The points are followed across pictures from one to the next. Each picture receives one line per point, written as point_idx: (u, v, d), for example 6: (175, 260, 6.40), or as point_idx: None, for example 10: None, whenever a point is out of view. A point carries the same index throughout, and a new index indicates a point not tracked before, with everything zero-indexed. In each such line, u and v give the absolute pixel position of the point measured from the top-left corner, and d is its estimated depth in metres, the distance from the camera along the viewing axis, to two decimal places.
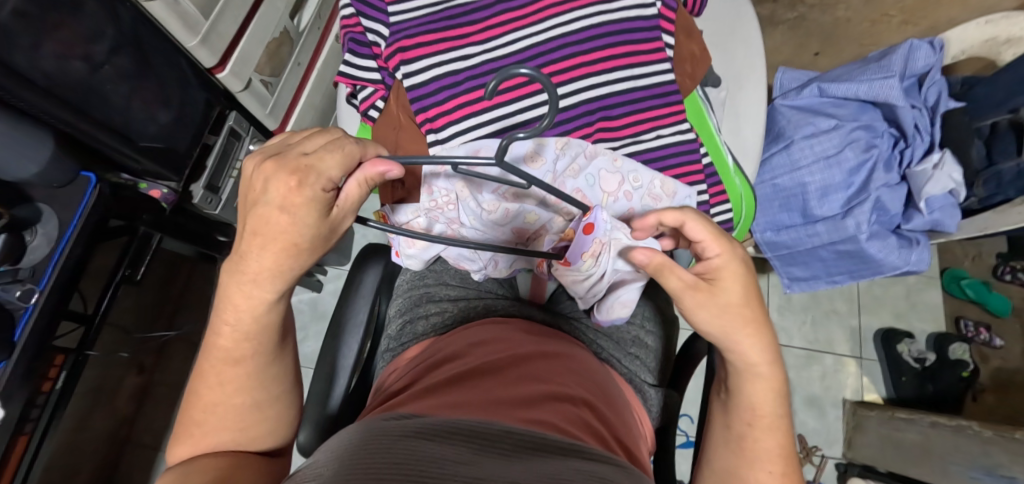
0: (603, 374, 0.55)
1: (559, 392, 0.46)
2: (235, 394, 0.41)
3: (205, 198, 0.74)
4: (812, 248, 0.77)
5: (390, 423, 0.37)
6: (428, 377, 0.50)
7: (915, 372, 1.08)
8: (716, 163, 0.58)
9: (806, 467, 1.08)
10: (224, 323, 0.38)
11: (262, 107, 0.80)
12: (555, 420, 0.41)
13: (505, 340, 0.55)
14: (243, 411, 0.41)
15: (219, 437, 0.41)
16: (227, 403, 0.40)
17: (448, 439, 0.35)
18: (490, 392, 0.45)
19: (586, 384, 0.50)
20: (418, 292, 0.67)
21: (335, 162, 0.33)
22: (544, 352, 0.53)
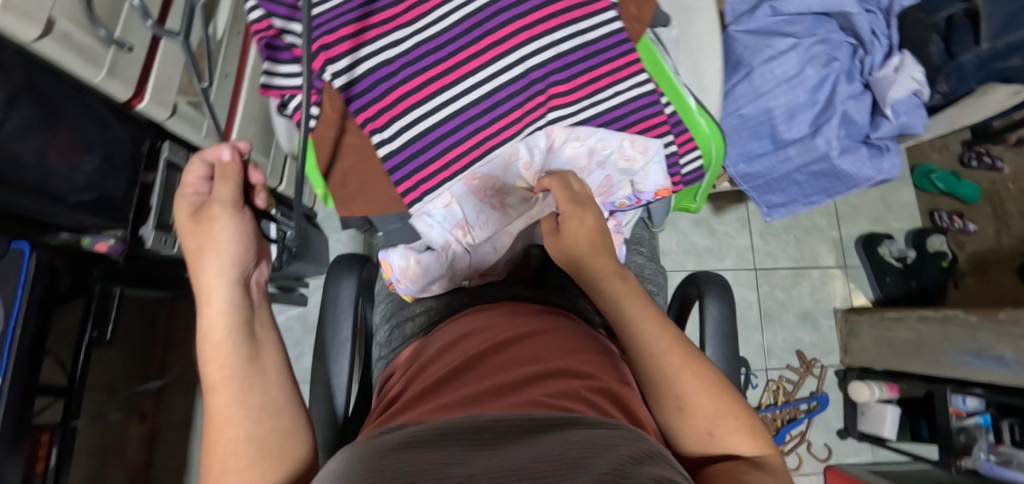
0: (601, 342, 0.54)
1: (553, 368, 0.45)
2: (227, 427, 0.39)
3: (159, 239, 0.69)
4: (787, 173, 0.76)
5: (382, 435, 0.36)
6: (423, 377, 0.48)
7: (898, 271, 1.12)
8: (678, 109, 0.56)
9: (808, 380, 1.13)
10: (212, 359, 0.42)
11: (196, 130, 0.76)
12: (549, 397, 0.40)
13: (492, 327, 0.54)
14: (239, 445, 0.39)
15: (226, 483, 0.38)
16: (224, 438, 0.39)
17: (444, 436, 0.33)
18: (485, 383, 0.43)
19: (583, 354, 0.48)
20: (400, 294, 0.65)
21: (196, 172, 0.47)
22: (533, 331, 0.51)
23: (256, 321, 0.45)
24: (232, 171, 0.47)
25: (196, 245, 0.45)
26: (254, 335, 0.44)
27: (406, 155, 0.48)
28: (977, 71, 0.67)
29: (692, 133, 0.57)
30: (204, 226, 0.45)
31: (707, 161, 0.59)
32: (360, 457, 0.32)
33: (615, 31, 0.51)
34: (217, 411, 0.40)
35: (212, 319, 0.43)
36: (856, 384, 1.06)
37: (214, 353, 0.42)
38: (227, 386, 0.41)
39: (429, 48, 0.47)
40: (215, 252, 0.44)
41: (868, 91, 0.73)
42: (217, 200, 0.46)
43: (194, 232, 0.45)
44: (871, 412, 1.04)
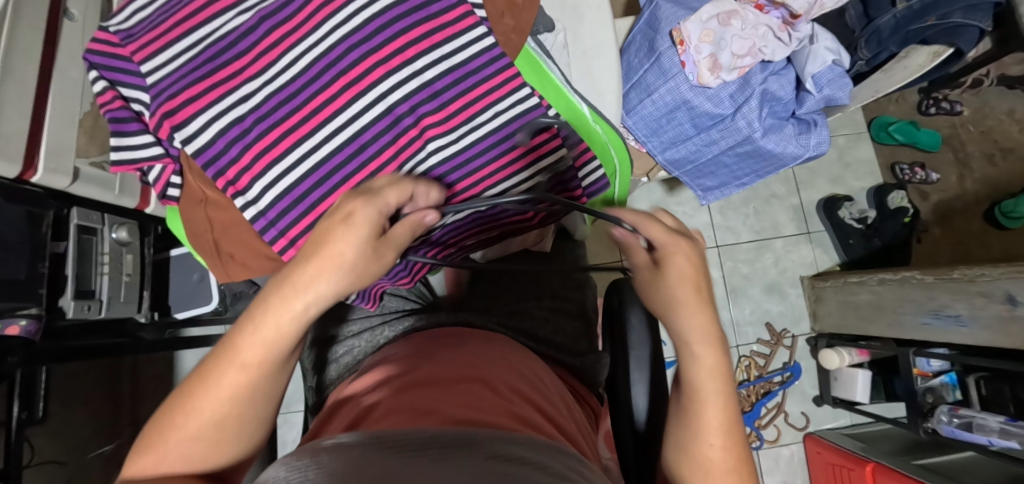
0: (530, 360, 0.52)
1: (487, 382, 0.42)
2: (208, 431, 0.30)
3: (81, 306, 0.69)
4: (714, 156, 0.74)
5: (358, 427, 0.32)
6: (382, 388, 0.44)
7: (860, 232, 1.10)
8: (570, 119, 0.53)
9: (780, 352, 1.12)
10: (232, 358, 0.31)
11: (108, 190, 0.73)
12: (494, 408, 0.37)
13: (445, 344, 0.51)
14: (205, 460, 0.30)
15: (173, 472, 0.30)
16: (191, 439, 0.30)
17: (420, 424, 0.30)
18: (455, 394, 0.40)
19: (540, 387, 0.46)
20: (322, 336, 0.62)
21: (393, 195, 0.34)
22: (496, 357, 0.49)
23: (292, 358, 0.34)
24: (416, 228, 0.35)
25: (328, 227, 0.31)
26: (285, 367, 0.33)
27: (275, 213, 0.45)
28: (894, 34, 0.64)
29: (590, 143, 0.55)
30: (355, 230, 0.31)
31: (608, 168, 0.58)
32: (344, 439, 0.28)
33: (483, 50, 0.47)
34: (187, 412, 0.31)
35: (266, 331, 0.31)
36: (825, 352, 1.04)
37: (246, 352, 0.31)
38: (218, 405, 0.31)
39: (282, 97, 0.44)
40: (325, 277, 0.31)
41: (790, 66, 0.70)
42: (386, 237, 0.33)
43: (356, 219, 0.32)
44: (843, 377, 1.03)
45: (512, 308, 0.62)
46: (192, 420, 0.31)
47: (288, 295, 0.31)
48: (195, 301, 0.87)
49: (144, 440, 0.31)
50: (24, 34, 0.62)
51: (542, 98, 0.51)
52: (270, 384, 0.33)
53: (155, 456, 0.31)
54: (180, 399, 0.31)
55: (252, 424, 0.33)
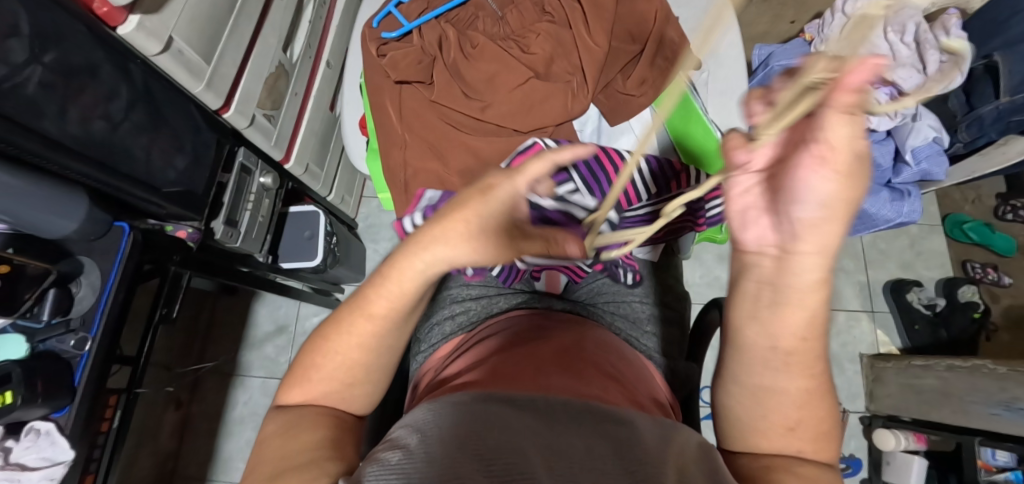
0: (625, 349, 0.60)
1: (587, 369, 0.51)
2: (355, 350, 0.43)
3: (227, 232, 0.78)
4: None
5: (463, 400, 0.42)
6: (468, 361, 0.55)
7: (927, 319, 1.11)
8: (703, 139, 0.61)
9: None
10: (378, 296, 0.42)
11: (268, 139, 0.83)
12: (597, 392, 0.47)
13: (539, 328, 0.60)
14: (351, 367, 0.44)
15: (323, 387, 0.44)
16: (345, 357, 0.43)
17: (514, 415, 0.39)
18: (549, 373, 0.49)
19: (616, 370, 0.54)
20: (442, 296, 0.71)
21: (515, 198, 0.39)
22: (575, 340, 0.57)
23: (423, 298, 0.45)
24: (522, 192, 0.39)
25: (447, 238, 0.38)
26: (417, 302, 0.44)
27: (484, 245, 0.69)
28: (995, 123, 0.70)
29: (716, 164, 0.61)
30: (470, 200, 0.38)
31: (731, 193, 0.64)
32: (451, 424, 0.37)
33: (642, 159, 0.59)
34: (340, 356, 0.43)
35: (381, 294, 0.42)
36: (880, 431, 1.04)
37: (373, 304, 0.42)
38: (348, 348, 0.43)
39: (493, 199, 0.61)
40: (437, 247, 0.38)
41: (889, 138, 0.77)
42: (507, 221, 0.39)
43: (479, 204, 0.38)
44: (896, 462, 1.02)
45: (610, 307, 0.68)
46: (335, 355, 0.43)
47: (394, 277, 0.41)
48: (303, 254, 0.96)
49: (293, 378, 0.45)
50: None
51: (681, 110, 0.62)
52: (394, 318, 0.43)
53: (313, 386, 0.44)
54: (321, 339, 0.44)
55: (377, 360, 0.45)
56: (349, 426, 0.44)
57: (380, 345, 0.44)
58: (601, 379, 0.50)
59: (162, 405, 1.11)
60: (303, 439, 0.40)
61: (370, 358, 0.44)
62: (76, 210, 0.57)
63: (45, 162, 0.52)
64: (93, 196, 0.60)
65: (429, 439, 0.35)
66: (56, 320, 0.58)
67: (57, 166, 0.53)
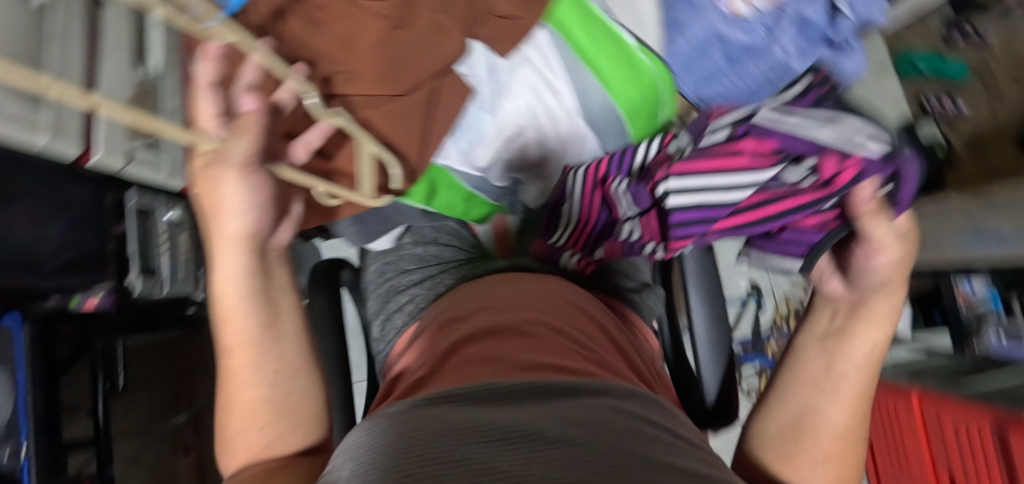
0: (578, 292, 0.56)
1: (533, 331, 0.47)
2: (245, 388, 0.44)
3: (148, 284, 0.72)
4: (748, 89, 0.73)
5: (405, 406, 0.38)
6: (419, 347, 0.52)
7: None
8: (612, 52, 0.51)
9: (817, 293, 1.12)
10: (229, 332, 0.44)
11: (157, 172, 0.74)
12: (550, 360, 0.43)
13: (496, 292, 0.55)
14: (256, 407, 0.44)
15: (251, 439, 0.43)
16: (241, 399, 0.44)
17: (461, 410, 0.36)
18: (499, 348, 0.45)
19: (551, 306, 0.51)
20: (384, 287, 0.64)
21: (245, 142, 0.38)
22: (516, 285, 0.55)
23: (274, 287, 0.46)
24: (252, 123, 0.38)
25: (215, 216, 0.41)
26: (272, 302, 0.46)
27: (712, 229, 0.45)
28: None
29: (634, 72, 0.52)
30: (232, 150, 0.37)
31: (656, 99, 0.55)
32: (398, 436, 0.34)
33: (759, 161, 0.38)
34: (244, 395, 0.44)
35: (231, 331, 0.44)
36: None
37: (225, 341, 0.45)
38: (246, 397, 0.44)
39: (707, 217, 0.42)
40: (234, 256, 0.42)
41: None
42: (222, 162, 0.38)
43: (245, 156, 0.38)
44: None
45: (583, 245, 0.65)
46: (236, 408, 0.44)
47: (226, 309, 0.44)
48: None
49: (224, 449, 0.45)
50: None
51: (580, 22, 0.50)
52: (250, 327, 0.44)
53: (253, 429, 0.44)
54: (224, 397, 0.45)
55: (286, 398, 0.45)
56: (297, 465, 0.42)
57: (274, 371, 0.45)
58: (556, 342, 0.46)
59: (168, 456, 1.10)
60: None
61: (264, 390, 0.44)
62: None
63: None
64: None
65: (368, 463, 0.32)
66: None
67: None
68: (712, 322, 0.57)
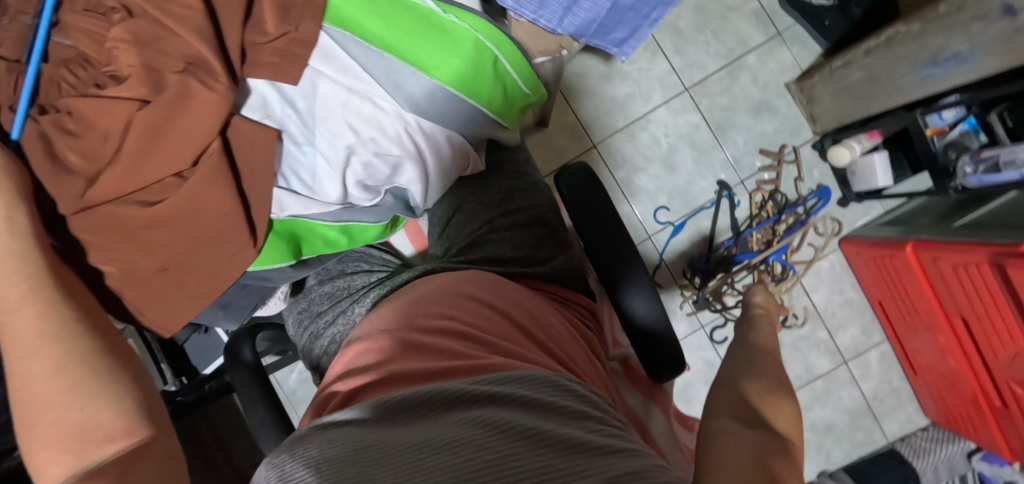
0: (522, 294, 0.50)
1: (476, 337, 0.42)
2: (61, 383, 0.34)
3: None
4: (613, 5, 0.66)
5: (310, 434, 0.32)
6: (356, 358, 0.43)
7: (834, 8, 0.97)
8: (413, 29, 0.45)
9: (787, 169, 1.05)
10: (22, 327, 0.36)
11: None
12: (480, 364, 0.37)
13: (435, 294, 0.49)
14: (73, 396, 0.33)
15: (60, 434, 0.32)
16: (53, 402, 0.33)
17: (375, 427, 0.31)
18: (424, 361, 0.39)
19: (491, 312, 0.46)
20: (305, 335, 0.60)
21: None
22: (458, 291, 0.49)
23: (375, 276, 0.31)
24: None
25: None
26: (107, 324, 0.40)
27: None
28: None
29: (454, 42, 0.46)
30: None
31: (498, 59, 0.50)
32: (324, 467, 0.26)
33: None
34: (28, 398, 0.33)
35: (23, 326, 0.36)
36: (833, 149, 0.95)
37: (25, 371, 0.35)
38: (54, 394, 0.33)
39: None
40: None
41: None
42: None
43: None
44: (860, 170, 0.96)
45: (488, 228, 0.59)
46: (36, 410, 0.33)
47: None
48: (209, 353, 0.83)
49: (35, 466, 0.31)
50: None
51: (369, 12, 0.44)
52: (63, 312, 0.37)
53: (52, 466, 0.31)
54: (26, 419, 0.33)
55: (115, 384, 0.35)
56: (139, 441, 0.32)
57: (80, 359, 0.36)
58: (487, 349, 0.40)
59: None
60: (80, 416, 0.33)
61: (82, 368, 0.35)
62: None
63: None
64: None
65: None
66: None
67: None
68: (631, 279, 0.51)
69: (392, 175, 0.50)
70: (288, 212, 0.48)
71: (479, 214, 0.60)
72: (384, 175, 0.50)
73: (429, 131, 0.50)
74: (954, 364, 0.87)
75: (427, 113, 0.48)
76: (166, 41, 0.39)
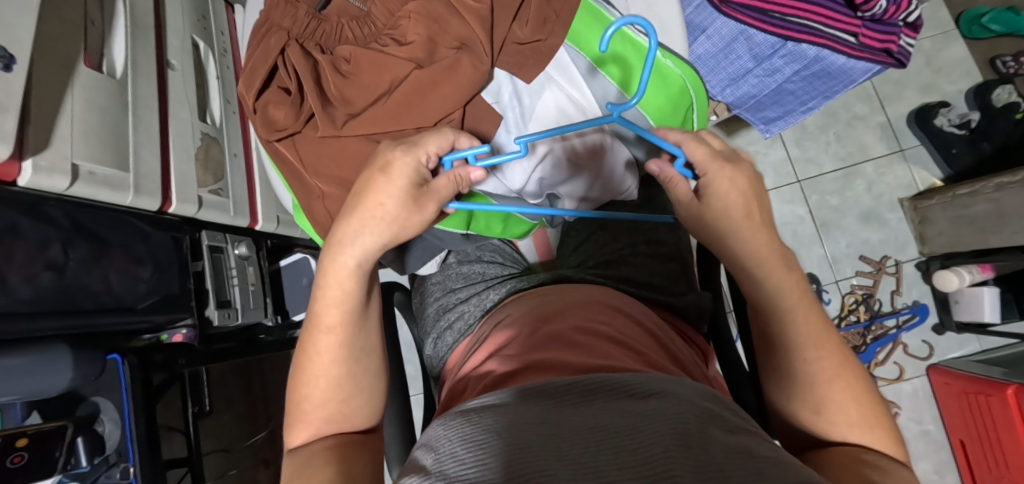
0: (657, 320, 0.53)
1: (627, 344, 0.44)
2: (332, 378, 0.39)
3: (224, 315, 0.78)
4: (777, 86, 0.73)
5: (490, 402, 0.36)
6: (512, 344, 0.47)
7: (965, 139, 1.00)
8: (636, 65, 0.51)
9: (886, 280, 1.05)
10: (329, 303, 0.39)
11: (226, 213, 0.77)
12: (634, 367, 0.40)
13: (582, 301, 0.52)
14: (339, 388, 0.40)
15: (321, 413, 0.39)
16: (326, 377, 0.39)
17: (550, 403, 0.34)
18: (579, 355, 0.42)
19: (633, 329, 0.49)
20: (434, 306, 0.65)
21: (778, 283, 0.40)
22: (604, 304, 0.52)
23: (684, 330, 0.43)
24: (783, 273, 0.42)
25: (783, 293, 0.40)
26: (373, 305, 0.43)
27: None
28: None
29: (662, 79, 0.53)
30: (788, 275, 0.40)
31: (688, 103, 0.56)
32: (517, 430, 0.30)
33: None
34: (310, 366, 0.39)
35: (330, 291, 0.39)
36: (940, 273, 0.96)
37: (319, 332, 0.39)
38: (327, 381, 0.39)
39: None
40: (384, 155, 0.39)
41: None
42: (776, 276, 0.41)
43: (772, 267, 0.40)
44: (965, 299, 0.95)
45: (627, 252, 0.63)
46: (312, 386, 0.39)
47: (368, 212, 0.39)
48: None
49: (292, 421, 0.40)
50: (144, 84, 0.66)
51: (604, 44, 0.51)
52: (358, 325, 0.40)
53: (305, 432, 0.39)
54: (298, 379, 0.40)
55: (364, 383, 0.41)
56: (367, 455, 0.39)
57: (359, 350, 0.41)
58: (637, 357, 0.43)
59: None
60: (340, 407, 0.40)
61: (348, 370, 0.40)
62: (66, 364, 0.58)
63: (18, 334, 0.52)
64: (77, 341, 0.61)
65: (464, 459, 0.29)
66: (95, 461, 0.64)
67: (16, 332, 0.52)
68: None
69: (563, 180, 0.56)
70: (482, 187, 0.55)
71: (620, 239, 0.65)
72: (559, 177, 0.56)
73: (608, 149, 0.56)
74: None
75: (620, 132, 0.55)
76: (448, 23, 0.48)
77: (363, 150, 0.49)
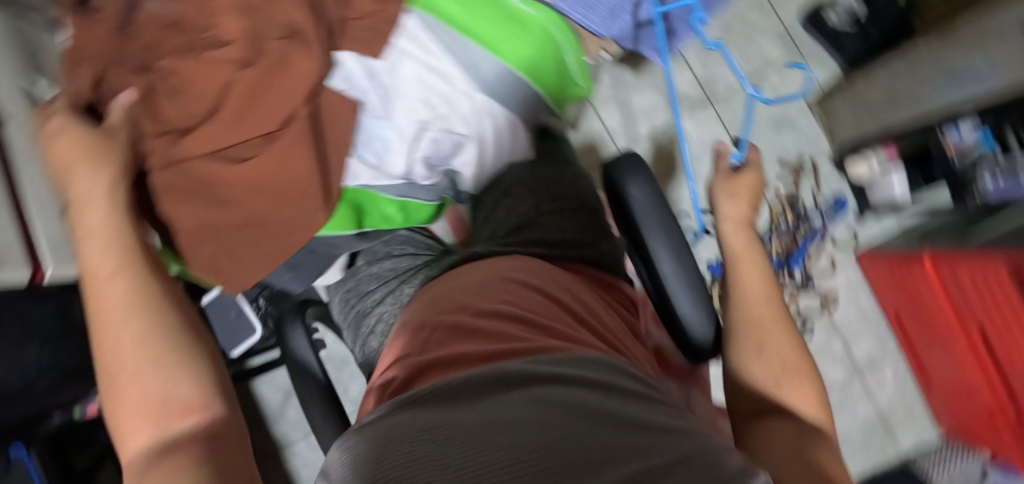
0: (567, 279, 0.52)
1: (528, 321, 0.43)
2: (143, 356, 0.33)
3: None
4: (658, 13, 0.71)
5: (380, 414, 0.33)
6: (413, 342, 0.44)
7: (854, 29, 1.02)
8: (491, 17, 0.50)
9: (805, 180, 1.09)
10: (99, 293, 0.35)
11: None
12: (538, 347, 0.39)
13: (481, 282, 0.50)
14: (160, 373, 0.33)
15: (150, 404, 0.32)
16: (133, 360, 0.33)
17: (444, 404, 0.32)
18: (482, 344, 0.40)
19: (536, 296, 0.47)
20: (353, 314, 0.61)
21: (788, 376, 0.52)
22: (507, 280, 0.50)
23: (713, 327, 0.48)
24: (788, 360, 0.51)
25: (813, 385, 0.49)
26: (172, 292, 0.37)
27: None
28: None
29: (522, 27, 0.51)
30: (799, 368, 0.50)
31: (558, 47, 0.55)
32: (402, 440, 0.28)
33: None
34: (112, 368, 0.33)
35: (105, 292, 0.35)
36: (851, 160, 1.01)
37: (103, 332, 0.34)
38: (135, 362, 0.33)
39: None
40: (92, 176, 0.37)
41: None
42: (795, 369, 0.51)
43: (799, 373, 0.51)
44: (877, 184, 0.99)
45: (534, 214, 0.61)
46: (123, 379, 0.32)
47: (86, 219, 0.37)
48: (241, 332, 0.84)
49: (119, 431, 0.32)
50: None
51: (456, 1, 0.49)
52: (154, 288, 0.36)
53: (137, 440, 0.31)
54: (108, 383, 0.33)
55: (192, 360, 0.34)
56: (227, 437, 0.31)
57: (160, 327, 0.35)
58: (542, 332, 0.42)
59: None
60: (172, 388, 0.32)
61: (159, 344, 0.34)
62: None
63: None
64: None
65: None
66: None
67: None
68: (679, 260, 0.54)
69: (452, 154, 0.53)
70: (358, 182, 0.50)
71: (525, 201, 0.62)
72: (447, 152, 0.53)
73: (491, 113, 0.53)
74: (969, 375, 0.89)
75: (494, 95, 0.51)
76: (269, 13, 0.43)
77: (214, 171, 0.44)
